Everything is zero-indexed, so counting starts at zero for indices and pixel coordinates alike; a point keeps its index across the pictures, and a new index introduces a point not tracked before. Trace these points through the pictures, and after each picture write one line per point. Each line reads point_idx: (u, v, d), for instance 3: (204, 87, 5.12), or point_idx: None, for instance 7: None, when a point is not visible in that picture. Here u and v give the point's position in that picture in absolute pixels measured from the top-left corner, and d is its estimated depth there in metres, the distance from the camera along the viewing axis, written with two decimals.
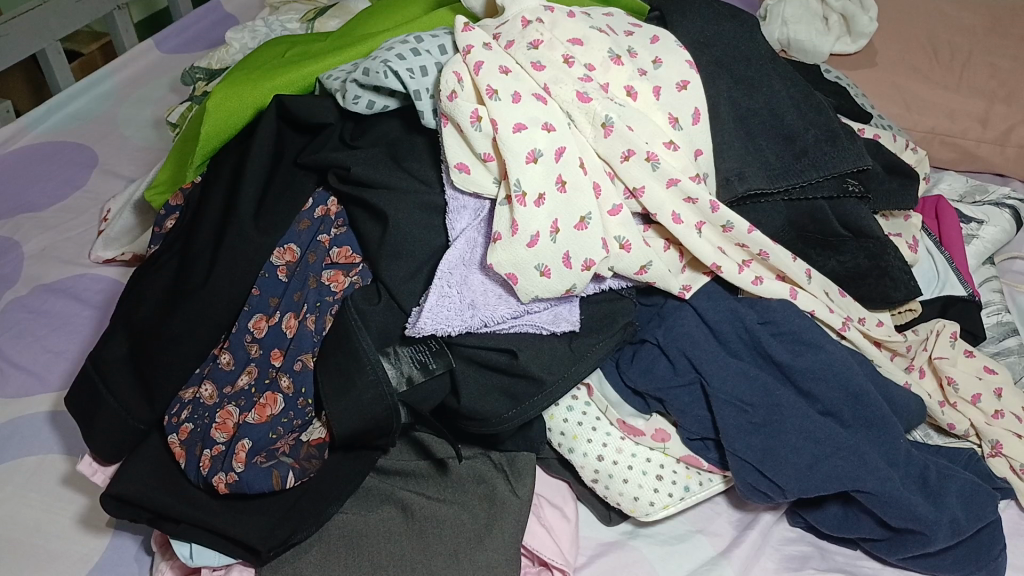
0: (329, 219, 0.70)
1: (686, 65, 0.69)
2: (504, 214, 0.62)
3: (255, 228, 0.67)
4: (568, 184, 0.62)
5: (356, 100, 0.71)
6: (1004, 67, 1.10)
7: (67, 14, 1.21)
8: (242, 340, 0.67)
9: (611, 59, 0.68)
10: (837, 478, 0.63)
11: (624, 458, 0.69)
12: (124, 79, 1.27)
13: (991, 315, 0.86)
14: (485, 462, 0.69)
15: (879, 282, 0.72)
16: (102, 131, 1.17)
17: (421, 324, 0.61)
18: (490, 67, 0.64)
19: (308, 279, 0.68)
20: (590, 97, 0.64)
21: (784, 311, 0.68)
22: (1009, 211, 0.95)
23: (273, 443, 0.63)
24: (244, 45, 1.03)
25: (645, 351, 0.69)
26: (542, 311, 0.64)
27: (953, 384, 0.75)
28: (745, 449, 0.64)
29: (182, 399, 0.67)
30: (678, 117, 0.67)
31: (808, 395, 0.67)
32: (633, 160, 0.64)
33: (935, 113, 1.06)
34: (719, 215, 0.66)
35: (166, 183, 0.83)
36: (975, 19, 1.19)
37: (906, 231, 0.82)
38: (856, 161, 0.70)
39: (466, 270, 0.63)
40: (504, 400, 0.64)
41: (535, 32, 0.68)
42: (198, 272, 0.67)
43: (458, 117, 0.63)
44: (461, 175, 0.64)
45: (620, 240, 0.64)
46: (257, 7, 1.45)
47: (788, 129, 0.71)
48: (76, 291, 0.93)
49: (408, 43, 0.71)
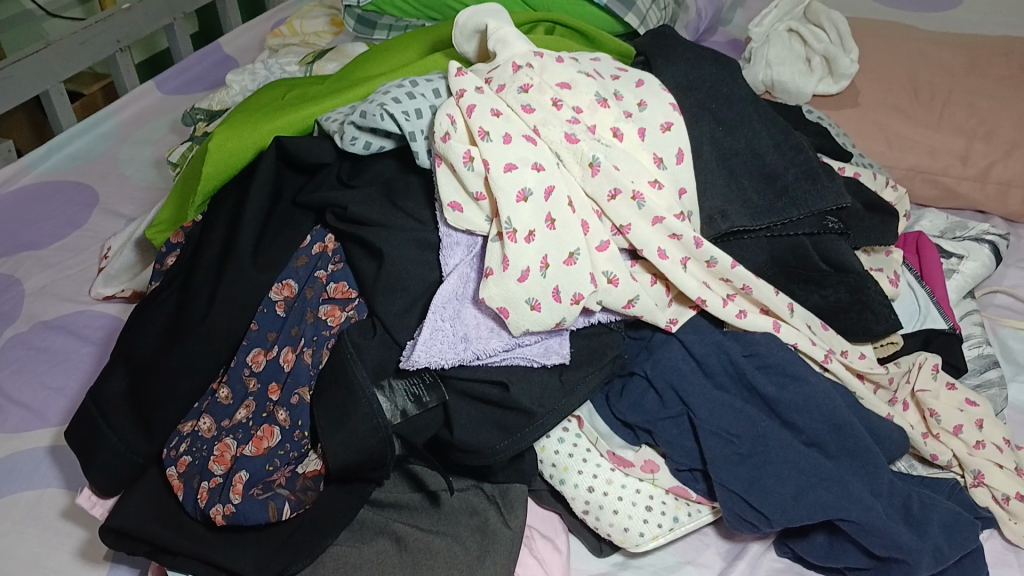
0: (327, 256, 0.71)
1: (669, 108, 0.72)
2: (496, 249, 0.64)
3: (254, 265, 0.69)
4: (556, 222, 0.64)
5: (353, 142, 0.73)
6: (984, 106, 1.13)
7: (70, 57, 1.24)
8: (240, 374, 0.69)
9: (598, 102, 0.71)
10: (821, 507, 0.64)
11: (614, 489, 0.70)
12: (125, 119, 1.30)
13: (972, 348, 0.88)
14: (477, 494, 0.70)
15: (859, 316, 0.75)
16: (103, 170, 1.20)
17: (415, 357, 0.63)
18: (482, 110, 0.67)
19: (305, 314, 0.69)
20: (577, 139, 0.67)
21: (767, 344, 0.70)
22: (988, 246, 0.98)
23: (269, 475, 0.64)
24: (243, 86, 1.10)
25: (634, 384, 0.71)
26: (533, 344, 0.66)
27: (935, 416, 0.76)
28: (729, 479, 0.66)
29: (180, 433, 0.68)
30: (662, 156, 0.70)
31: (792, 426, 0.68)
32: (620, 199, 0.67)
33: (918, 151, 1.09)
34: (704, 250, 0.68)
35: (166, 222, 0.85)
36: (955, 59, 1.23)
37: (887, 266, 0.84)
38: (836, 199, 0.72)
39: (459, 305, 0.65)
40: (495, 431, 0.66)
41: (525, 76, 0.71)
42: (197, 309, 0.69)
43: (452, 157, 0.66)
44: (454, 213, 0.66)
45: (607, 275, 0.66)
46: (254, 51, 1.49)
47: (769, 168, 0.73)
48: (76, 327, 0.95)
49: (403, 87, 0.74)
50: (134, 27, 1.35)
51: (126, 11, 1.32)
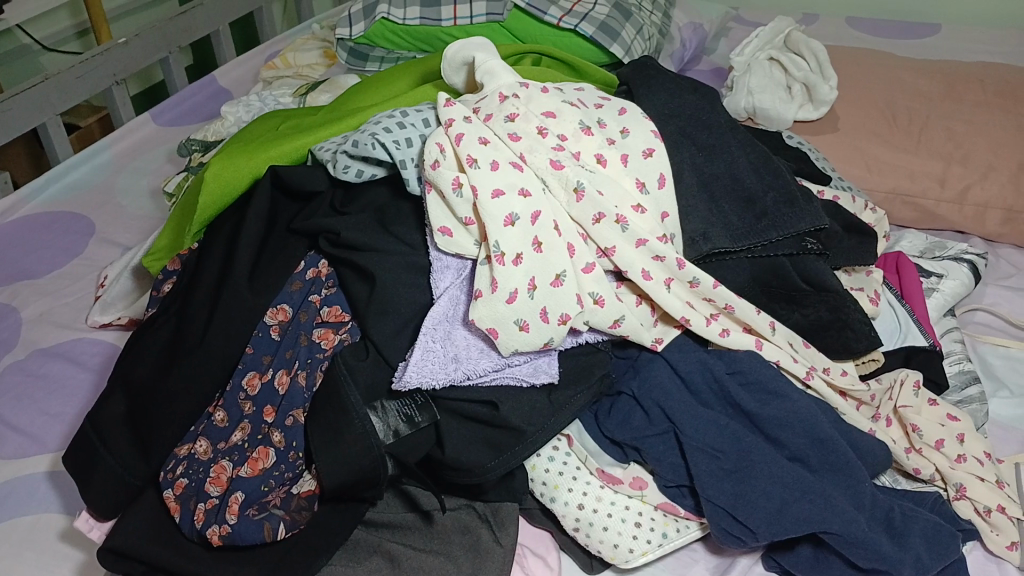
0: (320, 280, 0.74)
1: (650, 135, 0.75)
2: (485, 272, 0.66)
3: (249, 290, 0.71)
4: (543, 245, 0.66)
5: (346, 170, 0.76)
6: (960, 130, 1.17)
7: (67, 90, 1.26)
8: (236, 397, 0.70)
9: (582, 130, 0.73)
10: (806, 520, 0.66)
11: (603, 506, 0.71)
12: (121, 150, 1.32)
13: (953, 364, 0.90)
14: (470, 513, 0.71)
15: (840, 334, 0.76)
16: (100, 200, 1.22)
17: (406, 378, 0.64)
18: (470, 138, 0.69)
19: (299, 337, 0.71)
20: (563, 165, 0.70)
21: (749, 361, 0.72)
22: (967, 265, 1.00)
23: (264, 496, 0.66)
24: (238, 118, 1.13)
25: (622, 403, 0.73)
26: (522, 364, 0.68)
27: (918, 431, 0.78)
28: (717, 495, 0.67)
29: (177, 456, 0.70)
30: (644, 181, 0.72)
31: (776, 441, 0.70)
32: (604, 223, 0.69)
33: (897, 174, 1.12)
34: (686, 271, 0.70)
35: (163, 250, 0.87)
36: (932, 86, 1.27)
37: (868, 285, 0.87)
38: (814, 221, 0.75)
39: (450, 326, 0.67)
40: (486, 450, 0.67)
41: (512, 106, 0.73)
42: (194, 334, 0.71)
43: (441, 184, 0.68)
44: (444, 238, 0.69)
45: (594, 296, 0.68)
46: (249, 83, 1.52)
47: (748, 192, 0.76)
48: (72, 354, 0.96)
49: (394, 117, 0.76)
50: (131, 61, 1.37)
51: (123, 45, 1.35)
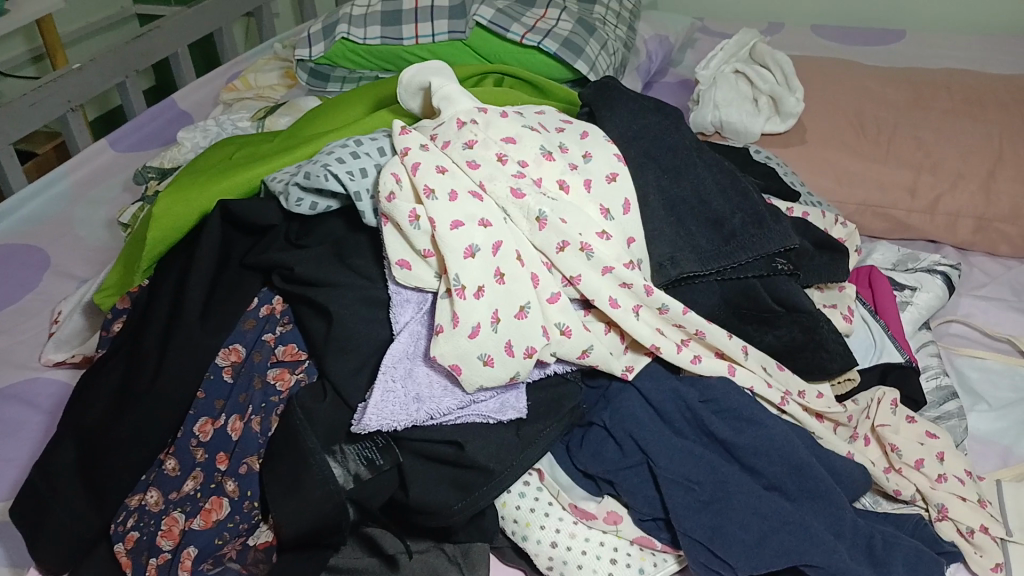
0: (274, 318, 0.70)
1: (614, 158, 0.73)
2: (445, 307, 0.63)
3: (201, 329, 0.68)
4: (505, 276, 0.64)
5: (298, 203, 0.72)
6: (929, 138, 1.16)
7: (20, 118, 1.21)
8: (187, 444, 0.66)
9: (543, 155, 0.71)
10: (785, 553, 0.63)
11: (577, 543, 0.68)
12: (79, 179, 1.28)
13: (930, 379, 0.88)
14: (438, 555, 0.68)
15: (814, 355, 0.75)
16: (56, 232, 1.17)
17: (366, 421, 0.62)
18: (427, 167, 0.67)
19: (252, 379, 0.67)
20: (522, 193, 0.68)
21: (724, 389, 0.70)
22: (941, 277, 0.99)
23: (219, 549, 0.63)
24: (195, 144, 1.10)
25: (594, 434, 0.70)
26: (488, 400, 0.65)
27: (897, 451, 0.76)
28: (693, 528, 0.65)
29: (127, 507, 0.66)
30: (609, 208, 0.70)
31: (752, 470, 0.68)
32: (569, 251, 0.67)
33: (866, 185, 1.11)
34: (654, 298, 0.68)
35: (114, 286, 0.84)
36: (899, 94, 1.26)
37: (840, 301, 0.85)
38: (783, 241, 0.73)
39: (411, 363, 0.64)
40: (453, 491, 0.64)
41: (469, 133, 0.71)
42: (144, 377, 0.67)
43: (398, 216, 0.65)
44: (403, 271, 0.66)
45: (560, 326, 0.65)
46: (210, 106, 1.49)
47: (715, 214, 0.74)
48: (25, 396, 0.91)
49: (348, 146, 0.74)
50: (87, 88, 1.33)
51: (78, 71, 1.30)
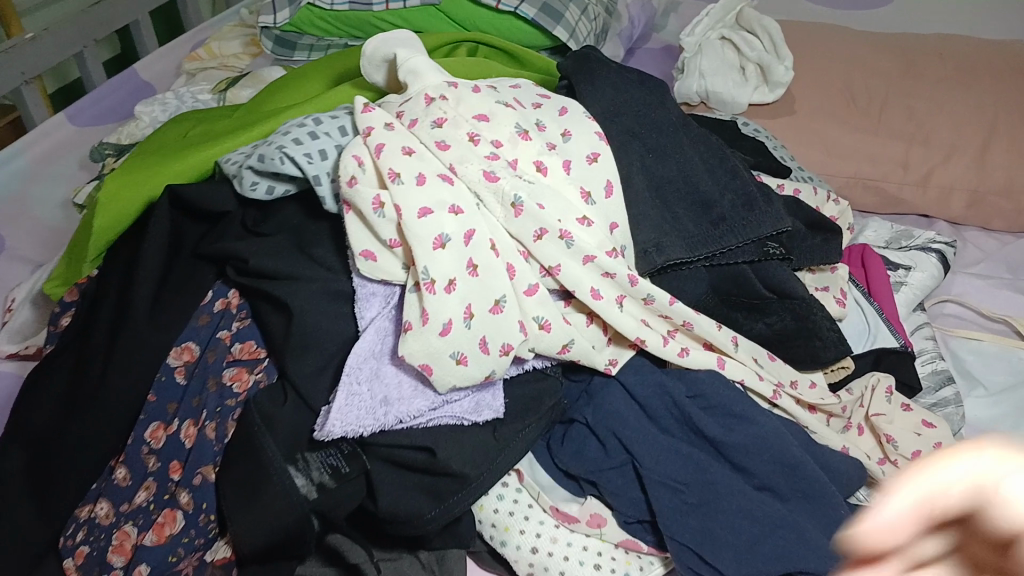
0: (230, 313, 0.65)
1: (595, 137, 0.68)
2: (414, 302, 0.58)
3: (150, 327, 0.62)
4: (478, 267, 0.59)
5: (254, 187, 0.67)
6: (921, 109, 1.11)
7: None
8: (138, 451, 0.61)
9: (517, 134, 0.66)
10: (780, 558, 0.60)
11: (559, 548, 0.64)
12: (37, 156, 1.19)
13: (925, 364, 0.85)
14: (411, 564, 0.64)
15: (808, 343, 0.70)
16: (8, 212, 1.11)
17: (329, 427, 0.57)
18: (392, 149, 0.62)
19: (207, 381, 0.62)
20: (497, 176, 0.62)
21: (712, 383, 0.66)
22: (936, 254, 0.95)
23: (173, 566, 0.59)
24: (154, 118, 1.04)
25: (575, 432, 0.67)
26: (462, 400, 0.60)
27: (892, 442, 0.72)
28: (681, 532, 0.61)
29: (77, 519, 0.62)
30: (590, 190, 0.65)
31: (744, 470, 0.64)
32: (547, 239, 0.62)
33: (857, 159, 1.07)
34: (639, 288, 0.63)
35: (64, 274, 0.78)
36: (890, 62, 1.21)
37: (832, 284, 0.81)
38: (775, 225, 0.68)
39: (377, 363, 0.59)
40: (425, 498, 0.60)
41: (438, 110, 0.66)
42: (91, 380, 0.63)
43: (360, 204, 0.60)
44: (368, 263, 0.61)
45: (539, 320, 0.61)
46: (171, 77, 1.42)
47: (703, 197, 0.69)
48: None
49: (306, 126, 0.68)
50: (41, 59, 1.24)
51: (30, 40, 1.22)
